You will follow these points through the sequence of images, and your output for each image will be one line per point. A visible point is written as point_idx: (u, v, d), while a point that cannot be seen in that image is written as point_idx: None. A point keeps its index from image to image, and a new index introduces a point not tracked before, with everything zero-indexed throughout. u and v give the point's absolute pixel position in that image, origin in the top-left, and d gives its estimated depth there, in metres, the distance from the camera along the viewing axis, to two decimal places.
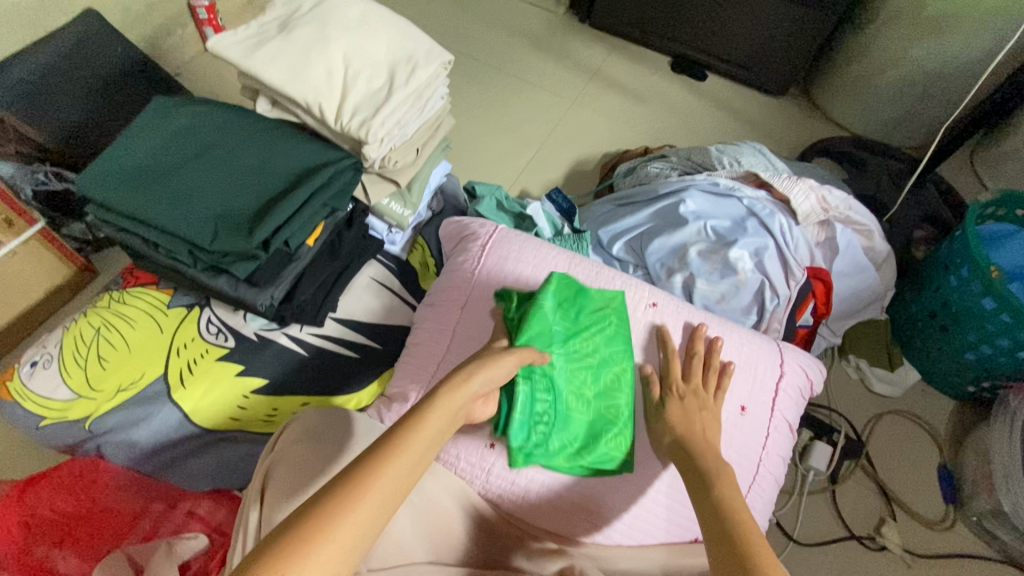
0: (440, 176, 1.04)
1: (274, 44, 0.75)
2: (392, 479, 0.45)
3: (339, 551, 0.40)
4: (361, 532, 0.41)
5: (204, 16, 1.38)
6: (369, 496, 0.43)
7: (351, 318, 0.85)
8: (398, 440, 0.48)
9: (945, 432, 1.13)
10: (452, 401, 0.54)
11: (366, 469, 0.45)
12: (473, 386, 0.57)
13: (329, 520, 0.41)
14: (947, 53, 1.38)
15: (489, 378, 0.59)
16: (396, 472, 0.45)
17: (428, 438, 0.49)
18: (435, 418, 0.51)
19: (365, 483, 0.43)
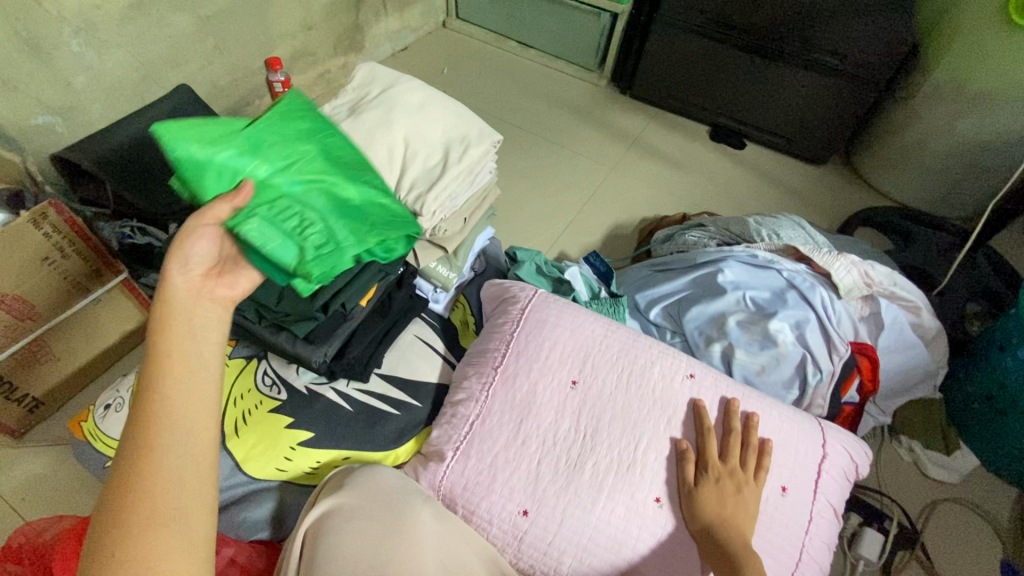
0: (484, 240, 1.10)
1: (345, 126, 0.84)
2: (168, 434, 0.45)
3: (171, 526, 0.42)
4: (173, 497, 0.43)
5: (280, 89, 1.53)
6: (157, 464, 0.44)
7: (395, 374, 0.87)
8: (151, 388, 0.46)
9: (1013, 525, 1.05)
10: (171, 314, 0.50)
11: (139, 446, 0.44)
12: (179, 275, 0.52)
13: (131, 510, 0.42)
14: (994, 128, 1.37)
15: (184, 256, 0.53)
16: (161, 436, 0.45)
17: (176, 374, 0.47)
18: (177, 356, 0.48)
19: (140, 471, 0.43)
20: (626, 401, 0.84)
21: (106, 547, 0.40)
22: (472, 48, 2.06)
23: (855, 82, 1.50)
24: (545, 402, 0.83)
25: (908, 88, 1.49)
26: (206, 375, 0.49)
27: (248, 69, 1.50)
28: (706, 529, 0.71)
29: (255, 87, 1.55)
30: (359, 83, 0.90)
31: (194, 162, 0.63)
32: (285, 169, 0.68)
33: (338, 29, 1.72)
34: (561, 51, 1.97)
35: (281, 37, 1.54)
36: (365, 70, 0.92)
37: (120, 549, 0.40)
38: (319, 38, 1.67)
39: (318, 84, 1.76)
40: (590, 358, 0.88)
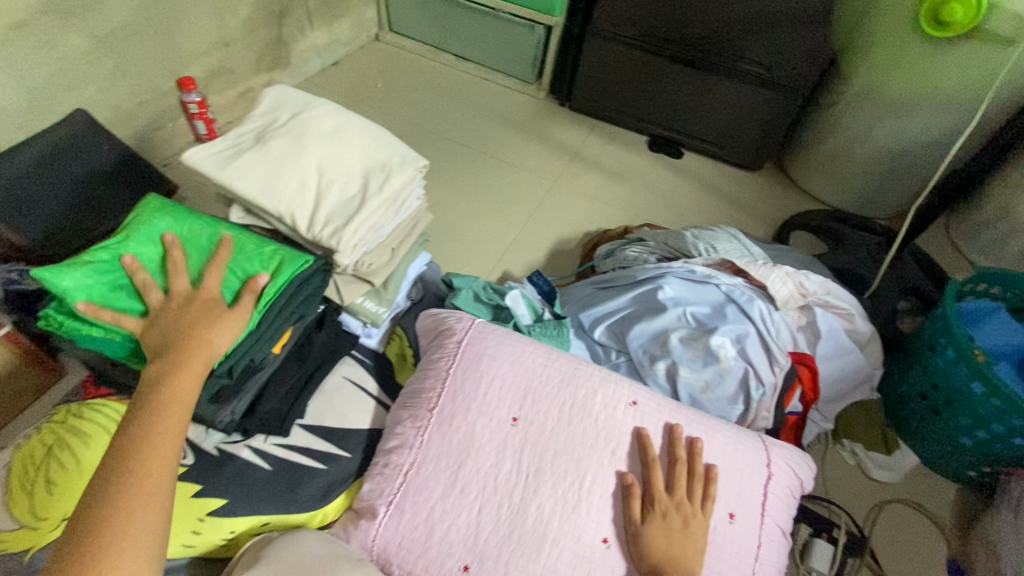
0: (419, 267, 1.04)
1: (249, 157, 0.76)
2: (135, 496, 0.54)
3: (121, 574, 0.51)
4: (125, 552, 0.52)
5: (196, 110, 1.41)
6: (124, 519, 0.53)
7: (320, 424, 0.80)
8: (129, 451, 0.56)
9: (951, 520, 1.08)
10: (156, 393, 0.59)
11: (124, 459, 0.56)
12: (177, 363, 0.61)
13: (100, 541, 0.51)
14: (911, 132, 1.43)
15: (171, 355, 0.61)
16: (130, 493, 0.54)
17: (155, 433, 0.58)
18: (166, 405, 0.59)
19: (108, 519, 0.52)
20: (569, 435, 0.80)
21: None
22: (407, 61, 2.00)
23: (781, 91, 1.54)
24: (484, 443, 0.79)
25: (831, 96, 1.54)
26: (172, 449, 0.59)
27: (157, 90, 1.38)
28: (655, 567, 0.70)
29: (166, 109, 1.43)
30: (267, 108, 0.83)
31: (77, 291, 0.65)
32: (154, 264, 0.70)
33: (260, 45, 1.62)
34: (498, 64, 1.94)
35: (193, 55, 1.43)
36: (274, 94, 0.85)
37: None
38: (238, 55, 1.57)
39: (241, 103, 1.66)
40: (530, 392, 0.84)
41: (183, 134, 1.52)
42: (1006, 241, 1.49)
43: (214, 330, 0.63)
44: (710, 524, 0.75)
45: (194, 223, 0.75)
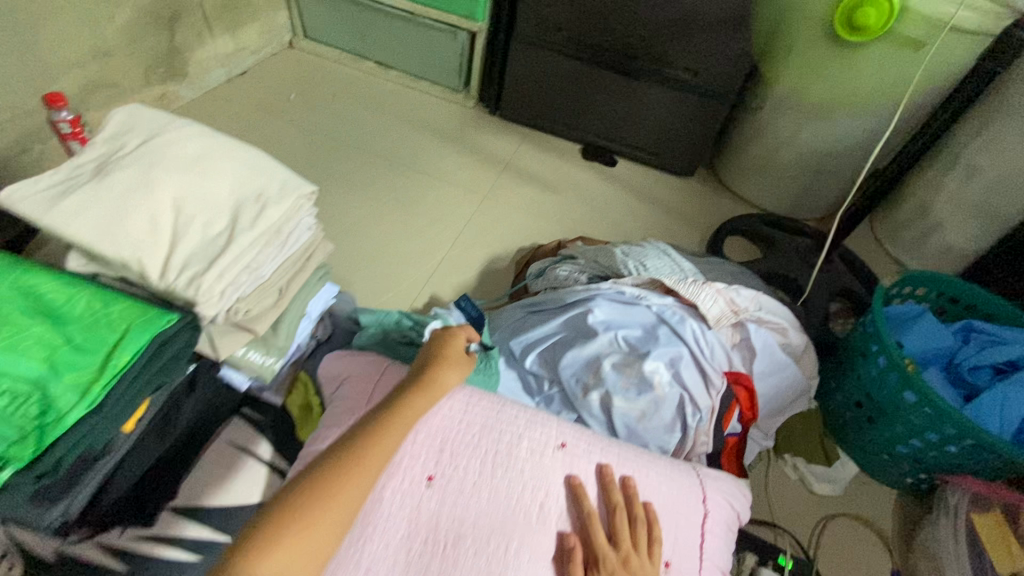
0: (324, 301, 0.92)
1: (83, 194, 0.63)
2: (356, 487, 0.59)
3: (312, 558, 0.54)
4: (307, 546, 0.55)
5: (69, 130, 1.27)
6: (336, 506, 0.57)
7: (195, 505, 0.69)
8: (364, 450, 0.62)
9: (892, 530, 1.06)
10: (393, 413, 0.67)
11: (338, 461, 0.60)
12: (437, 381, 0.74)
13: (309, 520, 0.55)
14: (833, 136, 1.44)
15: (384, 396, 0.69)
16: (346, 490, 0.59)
17: (384, 441, 0.64)
18: (399, 420, 0.66)
19: (313, 507, 0.56)
20: (491, 490, 0.72)
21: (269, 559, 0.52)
22: (325, 70, 1.87)
23: (708, 96, 1.52)
24: (393, 508, 0.69)
25: (756, 100, 1.53)
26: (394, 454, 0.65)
27: (17, 109, 1.20)
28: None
29: (32, 130, 1.25)
30: (113, 132, 0.70)
31: None
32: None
33: (148, 55, 1.46)
34: (422, 71, 1.84)
35: (63, 68, 1.26)
36: (123, 115, 0.72)
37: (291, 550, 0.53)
38: (121, 67, 1.40)
39: None
40: (447, 445, 0.75)
41: (57, 157, 1.33)
42: (927, 239, 1.52)
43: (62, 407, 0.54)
44: (658, 575, 0.68)
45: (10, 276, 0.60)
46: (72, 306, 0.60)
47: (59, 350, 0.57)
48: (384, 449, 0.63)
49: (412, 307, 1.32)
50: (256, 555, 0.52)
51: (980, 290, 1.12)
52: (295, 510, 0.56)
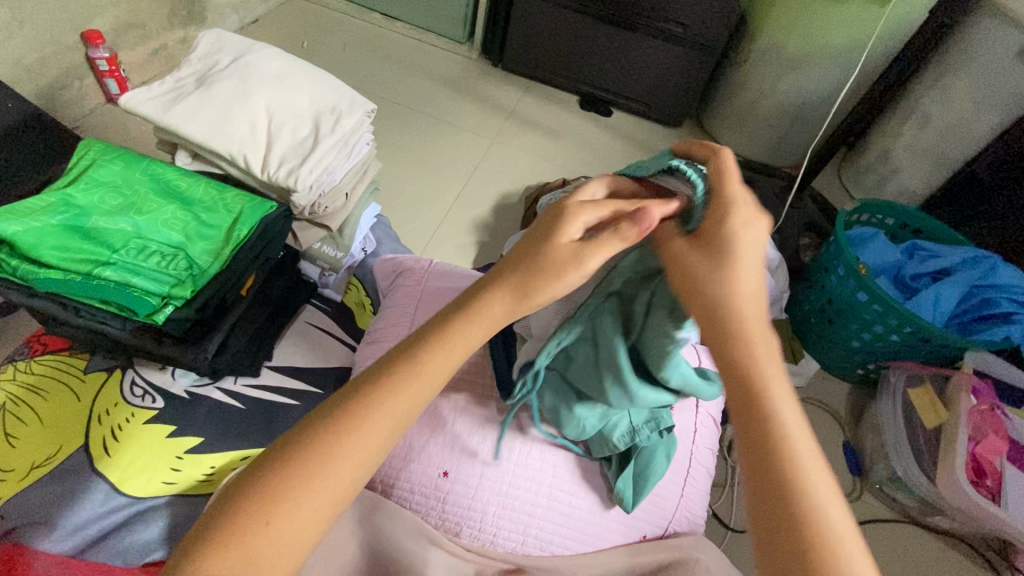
0: (371, 217, 1.04)
1: (192, 99, 0.77)
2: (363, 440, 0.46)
3: (325, 494, 0.44)
4: (329, 489, 0.44)
5: (106, 67, 1.35)
6: (363, 432, 0.46)
7: (289, 365, 0.84)
8: (363, 400, 0.47)
9: (845, 413, 1.28)
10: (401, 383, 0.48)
11: (340, 425, 0.46)
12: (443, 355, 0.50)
13: (314, 458, 0.44)
14: (807, 85, 1.60)
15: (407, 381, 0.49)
16: (345, 453, 0.45)
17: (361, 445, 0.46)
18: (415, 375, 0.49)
19: (335, 436, 0.45)
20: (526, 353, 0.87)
21: (275, 477, 0.44)
22: (332, 20, 1.94)
23: (697, 48, 1.65)
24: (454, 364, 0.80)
25: (741, 54, 1.68)
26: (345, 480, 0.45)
27: (59, 45, 1.28)
28: (751, 407, 0.46)
29: (70, 67, 1.32)
30: (205, 53, 0.83)
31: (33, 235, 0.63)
32: (113, 208, 0.70)
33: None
34: (428, 23, 1.93)
35: (97, 6, 1.32)
36: (211, 38, 0.85)
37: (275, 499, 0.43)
38: (147, 9, 1.45)
39: (154, 61, 1.55)
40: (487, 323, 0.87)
41: (93, 94, 1.41)
42: (885, 182, 1.68)
43: (204, 262, 0.69)
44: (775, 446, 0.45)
45: (146, 166, 0.75)
46: (194, 191, 0.75)
47: (190, 224, 0.71)
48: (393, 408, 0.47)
49: (432, 236, 1.45)
50: (284, 476, 0.43)
51: (926, 216, 1.32)
52: (338, 421, 0.46)
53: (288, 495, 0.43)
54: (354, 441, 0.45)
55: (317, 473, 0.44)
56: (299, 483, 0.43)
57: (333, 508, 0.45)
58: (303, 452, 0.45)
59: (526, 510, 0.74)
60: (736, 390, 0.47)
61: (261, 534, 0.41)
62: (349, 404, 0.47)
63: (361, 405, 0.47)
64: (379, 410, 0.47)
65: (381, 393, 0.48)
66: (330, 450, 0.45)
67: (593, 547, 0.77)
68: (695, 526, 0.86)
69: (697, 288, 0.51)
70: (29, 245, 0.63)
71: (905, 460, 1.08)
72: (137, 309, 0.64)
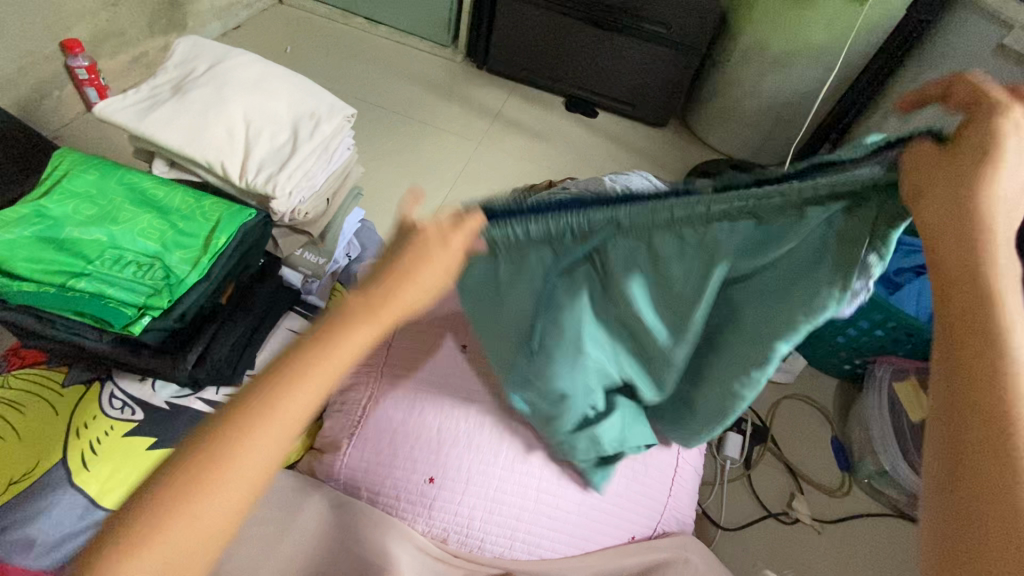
0: (355, 223, 1.04)
1: (168, 107, 0.76)
2: (267, 439, 0.39)
3: (227, 498, 0.38)
4: (231, 493, 0.39)
5: (85, 76, 1.34)
6: (267, 426, 0.39)
7: None
8: (267, 394, 0.40)
9: (833, 408, 1.28)
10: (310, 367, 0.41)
11: (237, 424, 0.39)
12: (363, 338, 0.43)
13: (207, 467, 0.38)
14: (790, 84, 1.61)
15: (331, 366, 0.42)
16: (245, 453, 0.39)
17: (267, 447, 0.40)
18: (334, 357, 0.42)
19: (231, 435, 0.39)
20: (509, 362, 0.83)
21: (175, 486, 0.37)
22: (316, 25, 1.94)
23: (680, 48, 1.66)
24: (434, 368, 0.78)
25: (724, 53, 1.69)
26: (247, 479, 0.39)
27: (36, 54, 1.26)
28: (971, 336, 0.36)
29: (48, 76, 1.31)
30: (182, 60, 0.83)
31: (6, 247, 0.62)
32: (87, 218, 0.69)
33: (151, 6, 1.50)
34: (412, 27, 1.93)
35: (76, 14, 1.30)
36: (187, 46, 0.84)
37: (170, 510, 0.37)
38: (126, 16, 1.44)
39: (135, 69, 1.53)
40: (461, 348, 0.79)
41: (72, 104, 1.40)
42: None
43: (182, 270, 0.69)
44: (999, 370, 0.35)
45: (122, 175, 0.74)
46: (171, 200, 0.74)
47: (166, 232, 0.71)
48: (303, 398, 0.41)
49: None
50: (176, 491, 0.37)
51: None
52: (235, 419, 0.39)
53: (200, 490, 0.38)
54: (288, 413, 0.40)
55: (211, 480, 0.38)
56: (191, 494, 0.38)
57: (234, 512, 0.39)
58: (201, 458, 0.38)
59: (513, 514, 0.74)
60: (954, 293, 0.36)
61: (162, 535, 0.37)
62: (248, 399, 0.40)
63: (265, 396, 0.40)
64: (286, 402, 0.40)
65: (287, 381, 0.40)
66: (226, 452, 0.38)
67: (581, 549, 0.77)
68: (684, 525, 0.86)
69: (922, 186, 0.36)
70: (2, 258, 0.62)
71: (892, 454, 1.09)
72: (112, 321, 0.63)
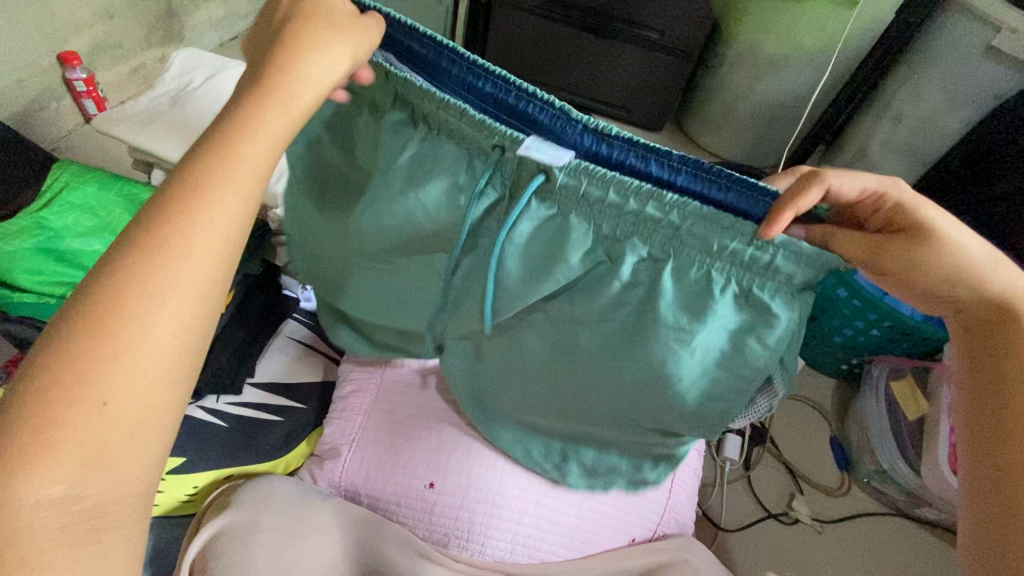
0: None
1: (167, 119, 0.77)
2: (158, 299, 0.35)
3: (144, 367, 0.35)
4: (140, 365, 0.35)
5: (83, 88, 1.35)
6: (149, 283, 0.35)
7: (270, 382, 0.83)
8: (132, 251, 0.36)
9: (831, 408, 1.29)
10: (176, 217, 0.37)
11: (107, 294, 0.35)
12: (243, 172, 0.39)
13: (86, 347, 0.34)
14: (782, 87, 1.63)
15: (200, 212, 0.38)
16: (131, 326, 0.35)
17: (155, 310, 0.35)
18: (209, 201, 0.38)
19: (101, 310, 0.34)
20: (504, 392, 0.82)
21: (52, 381, 0.33)
22: None
23: (674, 53, 1.68)
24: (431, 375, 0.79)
25: (717, 57, 1.70)
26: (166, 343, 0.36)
27: (35, 67, 1.27)
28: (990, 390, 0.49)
29: (47, 89, 1.32)
30: (179, 72, 0.84)
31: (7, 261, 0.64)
32: (87, 230, 0.70)
33: (149, 17, 1.51)
34: None
35: (73, 27, 1.31)
36: (186, 57, 0.85)
37: (59, 405, 0.33)
38: (125, 29, 1.45)
39: (133, 80, 1.54)
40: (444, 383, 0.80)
41: (71, 116, 1.41)
42: None
43: None
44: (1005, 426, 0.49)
45: (120, 184, 0.75)
46: None
47: None
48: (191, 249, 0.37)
49: None
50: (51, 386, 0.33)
51: None
52: (109, 285, 0.35)
53: (112, 348, 0.34)
54: (175, 272, 0.36)
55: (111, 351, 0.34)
56: (73, 386, 0.33)
57: (160, 387, 0.36)
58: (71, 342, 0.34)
59: (514, 517, 0.74)
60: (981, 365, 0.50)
61: (94, 407, 0.33)
62: (115, 267, 0.35)
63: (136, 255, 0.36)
64: (158, 257, 0.36)
65: (161, 237, 0.36)
66: (102, 332, 0.34)
67: (581, 552, 0.77)
68: (684, 527, 0.86)
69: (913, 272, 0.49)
70: (4, 270, 0.64)
71: (890, 453, 1.09)
72: None
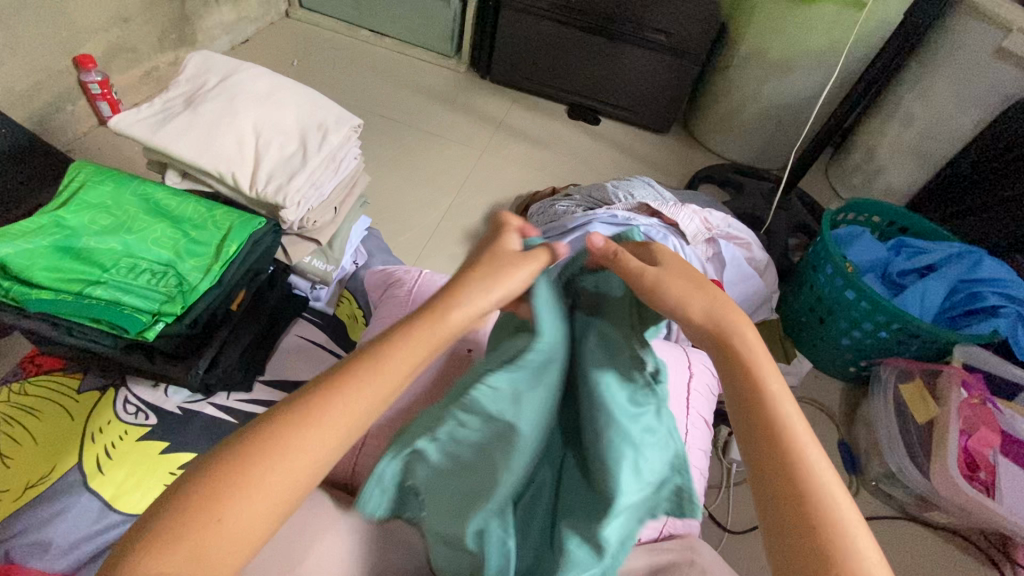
0: (362, 231, 1.06)
1: (181, 120, 0.78)
2: (312, 451, 0.42)
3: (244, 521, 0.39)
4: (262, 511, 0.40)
5: (98, 91, 1.37)
6: (297, 444, 0.41)
7: (280, 378, 0.85)
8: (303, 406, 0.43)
9: (838, 410, 1.28)
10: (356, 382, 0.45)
11: (264, 442, 0.41)
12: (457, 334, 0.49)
13: (223, 484, 0.39)
14: (790, 89, 1.63)
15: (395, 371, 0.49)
16: (282, 468, 0.41)
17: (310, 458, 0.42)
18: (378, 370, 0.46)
19: (256, 453, 0.40)
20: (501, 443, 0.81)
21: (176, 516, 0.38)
22: (322, 38, 1.97)
23: (680, 55, 1.68)
24: None
25: (724, 59, 1.70)
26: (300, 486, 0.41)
27: (51, 70, 1.30)
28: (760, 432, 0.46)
29: (64, 91, 1.35)
30: (193, 73, 0.85)
31: (25, 258, 0.65)
32: (103, 229, 0.71)
33: (161, 21, 1.53)
34: (416, 38, 1.96)
35: (89, 31, 1.34)
36: (199, 60, 0.87)
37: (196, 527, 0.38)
38: (138, 32, 1.48)
39: (146, 83, 1.57)
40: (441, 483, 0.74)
41: (85, 117, 1.43)
42: (872, 181, 1.69)
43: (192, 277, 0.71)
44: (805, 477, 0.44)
45: (136, 186, 0.77)
46: (184, 209, 0.77)
47: (176, 242, 0.73)
48: (349, 409, 0.43)
49: (424, 251, 1.45)
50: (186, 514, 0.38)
51: (912, 214, 1.33)
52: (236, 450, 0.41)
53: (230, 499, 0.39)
54: (324, 426, 0.42)
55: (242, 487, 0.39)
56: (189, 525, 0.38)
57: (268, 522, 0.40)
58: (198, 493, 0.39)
59: None
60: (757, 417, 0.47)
61: (212, 531, 0.38)
62: (258, 433, 0.41)
63: (309, 406, 0.43)
64: (329, 413, 0.43)
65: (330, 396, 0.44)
66: (251, 476, 0.40)
67: None
68: (690, 528, 0.86)
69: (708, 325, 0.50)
70: (20, 267, 0.64)
71: (898, 455, 1.08)
72: (125, 327, 0.65)
